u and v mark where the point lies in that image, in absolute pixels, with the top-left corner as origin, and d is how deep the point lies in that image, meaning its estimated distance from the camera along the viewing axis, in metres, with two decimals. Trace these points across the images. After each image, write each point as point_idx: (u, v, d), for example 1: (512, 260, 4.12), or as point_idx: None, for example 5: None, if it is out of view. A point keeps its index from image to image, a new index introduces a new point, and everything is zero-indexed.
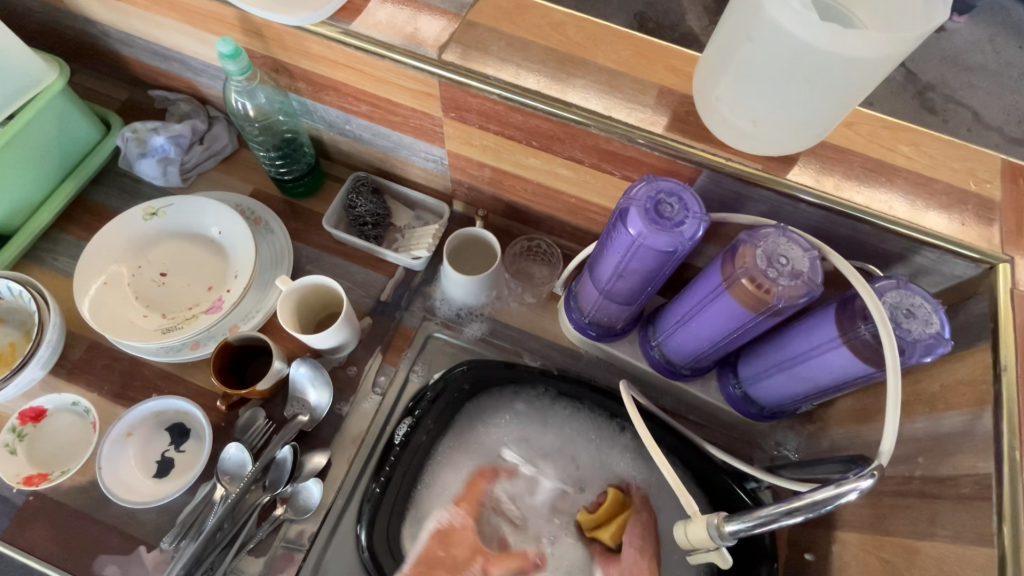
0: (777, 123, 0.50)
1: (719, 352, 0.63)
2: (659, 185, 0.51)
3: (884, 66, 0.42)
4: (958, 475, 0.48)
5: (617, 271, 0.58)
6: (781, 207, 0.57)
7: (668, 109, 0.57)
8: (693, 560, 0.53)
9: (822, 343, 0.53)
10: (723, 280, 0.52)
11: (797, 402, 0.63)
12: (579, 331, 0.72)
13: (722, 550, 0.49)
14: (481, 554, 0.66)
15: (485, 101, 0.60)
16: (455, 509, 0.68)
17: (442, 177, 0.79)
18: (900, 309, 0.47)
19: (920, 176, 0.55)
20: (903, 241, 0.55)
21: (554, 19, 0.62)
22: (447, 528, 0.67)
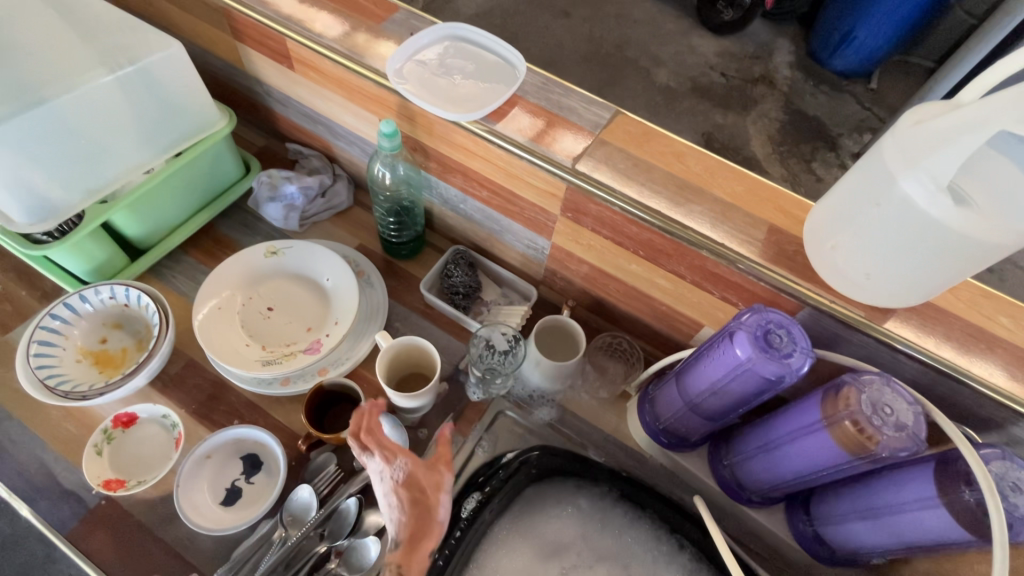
0: (889, 280, 0.53)
1: (798, 486, 0.63)
2: (769, 315, 0.55)
3: (1004, 251, 0.46)
4: None
5: (711, 388, 0.60)
6: (876, 354, 0.60)
7: (777, 245, 0.62)
8: None
9: (916, 500, 0.53)
10: (823, 417, 0.54)
11: (873, 555, 0.61)
12: (651, 436, 0.73)
13: None
14: (440, 462, 0.62)
15: (604, 210, 0.66)
16: (392, 463, 0.60)
17: (537, 263, 0.84)
18: (1006, 481, 0.48)
19: (1019, 349, 0.57)
20: (1002, 410, 0.55)
21: (675, 148, 0.69)
22: (404, 481, 0.60)
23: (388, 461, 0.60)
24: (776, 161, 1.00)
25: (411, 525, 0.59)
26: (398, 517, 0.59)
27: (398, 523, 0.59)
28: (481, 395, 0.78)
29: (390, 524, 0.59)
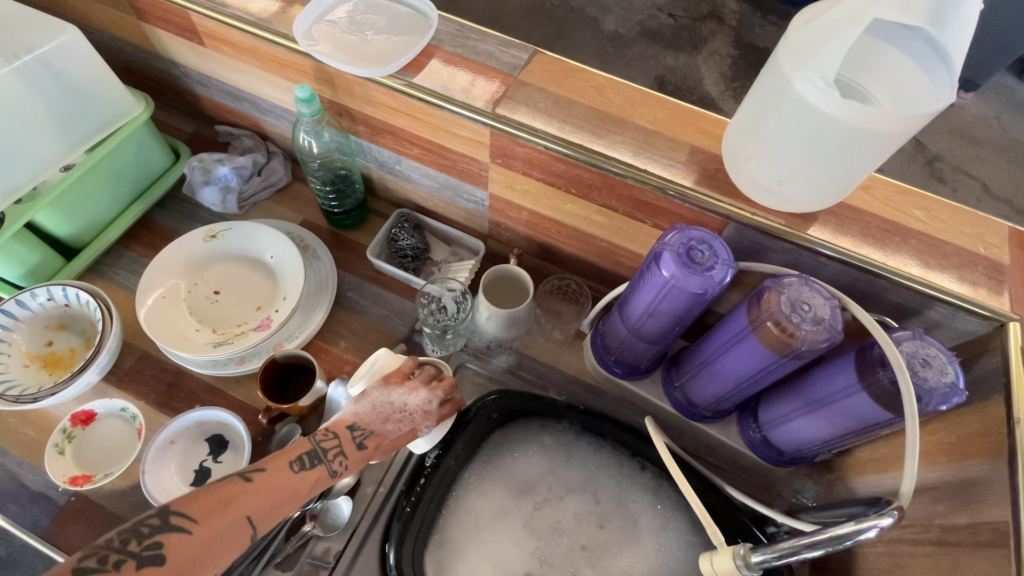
0: (800, 183, 0.55)
1: (744, 393, 0.66)
2: (691, 233, 0.56)
3: (897, 138, 0.48)
4: (977, 523, 0.49)
5: (648, 311, 0.62)
6: (802, 260, 0.61)
7: (699, 165, 0.63)
8: None
9: (842, 389, 0.56)
10: (749, 322, 0.56)
11: (816, 449, 0.65)
12: (605, 368, 0.76)
13: None
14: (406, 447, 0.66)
15: (530, 151, 0.67)
16: (426, 417, 0.65)
17: (481, 217, 0.85)
18: (916, 358, 0.51)
19: (932, 238, 0.60)
20: (918, 297, 0.58)
21: (596, 82, 0.69)
22: (408, 421, 0.64)
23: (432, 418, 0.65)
24: (730, 98, 0.99)
25: (387, 442, 0.63)
26: (372, 417, 0.63)
27: (367, 417, 0.63)
28: (441, 352, 0.81)
29: (365, 405, 0.64)
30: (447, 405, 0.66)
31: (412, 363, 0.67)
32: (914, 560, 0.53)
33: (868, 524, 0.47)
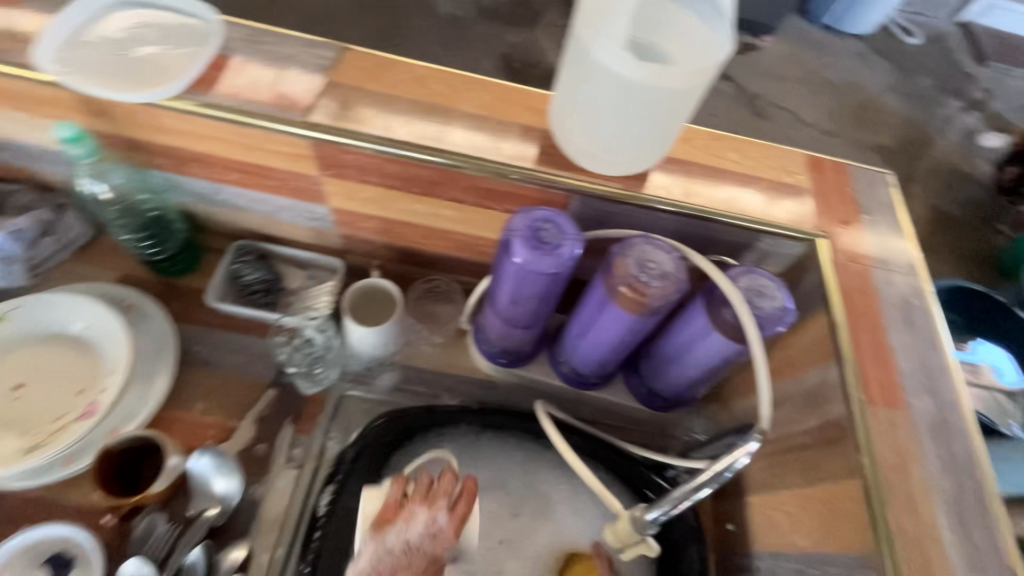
0: (623, 147, 0.56)
1: (621, 356, 0.68)
2: (534, 215, 0.55)
3: (693, 92, 0.50)
4: (824, 423, 0.55)
5: (513, 299, 0.61)
6: (644, 219, 0.64)
7: (533, 143, 0.63)
8: (626, 556, 0.60)
9: (699, 331, 0.59)
10: (606, 290, 0.57)
11: (693, 388, 0.69)
12: (492, 360, 0.76)
13: (647, 540, 0.57)
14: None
15: (359, 156, 0.62)
16: (444, 530, 0.57)
17: (329, 233, 0.78)
18: (751, 290, 0.55)
19: (748, 177, 0.65)
20: (745, 233, 0.63)
21: (415, 73, 0.65)
22: (422, 551, 0.55)
23: (452, 529, 0.57)
24: None
25: None
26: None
27: None
28: (317, 387, 0.74)
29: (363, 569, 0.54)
30: (461, 507, 0.58)
31: (399, 490, 0.59)
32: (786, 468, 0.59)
33: (736, 457, 0.50)
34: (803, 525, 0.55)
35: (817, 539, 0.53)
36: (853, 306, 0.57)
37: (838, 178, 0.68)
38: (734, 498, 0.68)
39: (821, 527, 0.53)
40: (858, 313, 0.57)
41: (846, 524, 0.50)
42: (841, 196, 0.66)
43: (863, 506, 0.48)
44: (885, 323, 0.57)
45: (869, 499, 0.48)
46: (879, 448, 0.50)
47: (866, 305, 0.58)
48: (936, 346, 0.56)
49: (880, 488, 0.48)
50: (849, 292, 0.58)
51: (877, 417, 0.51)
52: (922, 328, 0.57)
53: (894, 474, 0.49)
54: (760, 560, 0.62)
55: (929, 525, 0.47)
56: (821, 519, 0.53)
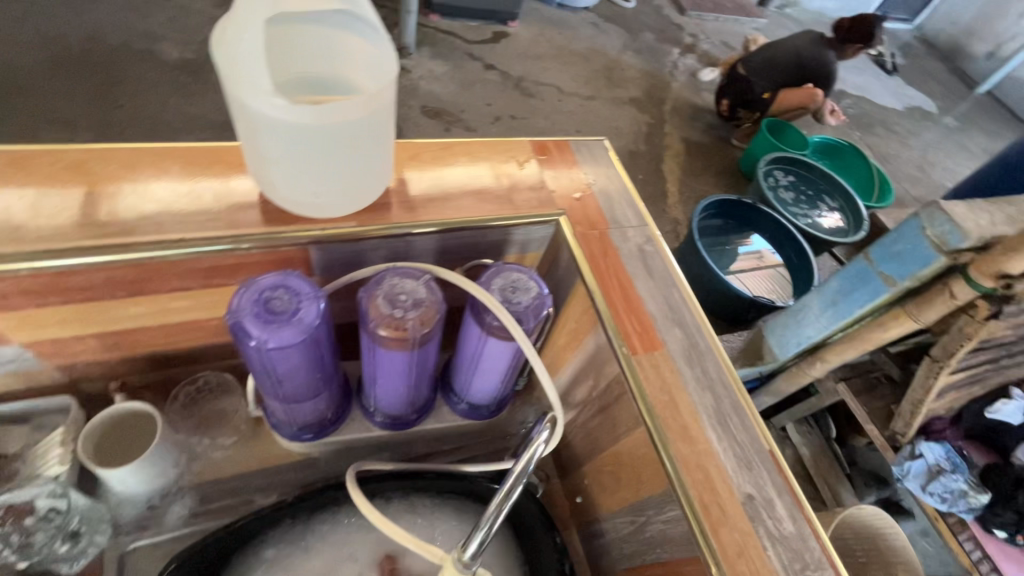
0: (333, 186, 0.54)
1: (426, 382, 0.67)
2: (258, 285, 0.49)
3: (370, 119, 0.49)
4: (610, 382, 0.60)
5: (278, 378, 0.54)
6: (396, 248, 0.62)
7: (246, 206, 0.57)
8: None
9: (480, 340, 0.60)
10: (369, 336, 0.54)
11: (505, 388, 0.70)
12: (297, 441, 0.67)
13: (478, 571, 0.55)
14: None
15: (18, 281, 0.50)
16: None
17: (40, 370, 0.61)
18: (506, 288, 0.56)
19: (482, 178, 0.67)
20: (498, 230, 0.65)
21: (66, 158, 0.56)
22: None
23: None
24: None
25: None
26: None
27: None
28: (79, 564, 0.58)
29: None
30: None
31: None
32: (600, 431, 0.64)
33: (534, 446, 0.54)
34: (624, 480, 0.59)
35: (636, 488, 0.57)
36: (601, 270, 0.62)
37: (562, 155, 0.73)
38: (575, 472, 0.71)
39: (634, 476, 0.57)
40: (606, 275, 0.62)
41: (647, 468, 0.55)
42: (569, 171, 0.71)
43: (652, 449, 0.53)
44: (630, 277, 0.63)
45: (655, 441, 0.52)
46: (650, 392, 0.54)
47: (611, 266, 0.63)
48: (673, 283, 0.64)
49: (660, 427, 0.52)
50: (594, 257, 0.63)
51: (643, 364, 0.56)
52: (659, 271, 0.64)
53: (668, 410, 0.54)
54: (607, 524, 0.65)
55: (703, 443, 0.52)
56: (632, 469, 0.57)
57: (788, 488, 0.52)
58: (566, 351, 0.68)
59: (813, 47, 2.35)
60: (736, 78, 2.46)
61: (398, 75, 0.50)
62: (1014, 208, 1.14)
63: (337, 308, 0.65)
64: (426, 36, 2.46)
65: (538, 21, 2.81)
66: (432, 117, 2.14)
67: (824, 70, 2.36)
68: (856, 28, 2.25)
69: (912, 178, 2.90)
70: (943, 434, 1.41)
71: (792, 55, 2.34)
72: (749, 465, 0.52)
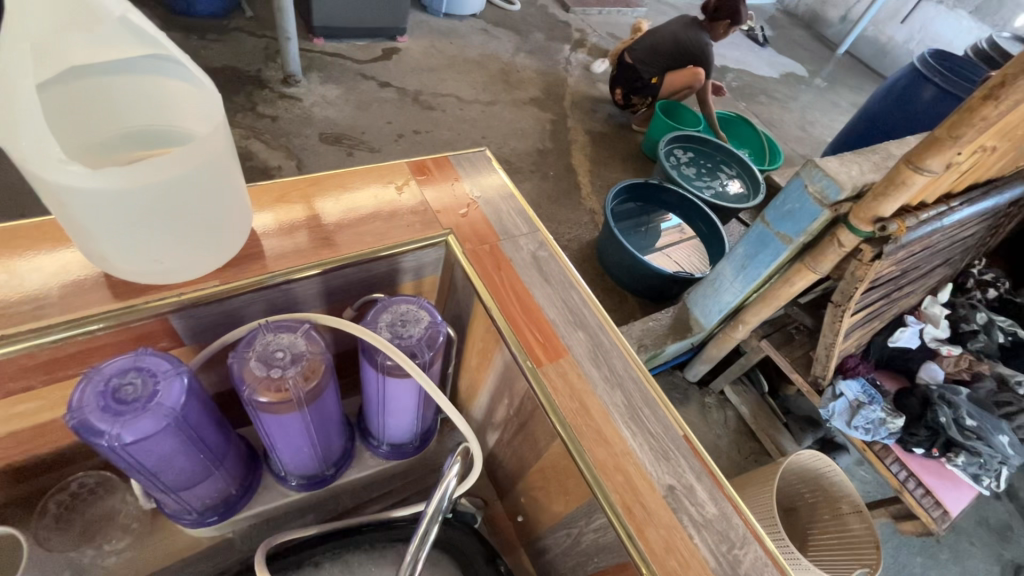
0: (178, 248, 0.48)
1: (335, 433, 0.62)
2: (101, 374, 0.43)
3: (201, 170, 0.45)
4: (523, 397, 0.58)
5: (153, 469, 0.49)
6: (275, 298, 0.57)
7: (85, 284, 0.50)
8: None
9: (380, 380, 0.56)
10: (250, 403, 0.49)
11: (425, 421, 0.67)
12: (201, 526, 0.60)
13: None
14: None
15: None
16: None
17: None
18: (395, 323, 0.53)
19: (360, 209, 0.64)
20: (385, 261, 0.61)
21: None
22: None
23: None
24: None
25: None
26: None
27: None
28: None
29: None
30: None
31: None
32: (524, 447, 0.62)
33: (445, 482, 0.54)
34: (556, 493, 0.58)
35: (566, 500, 0.56)
36: (496, 284, 0.60)
37: (443, 173, 0.71)
38: (511, 492, 0.69)
39: (562, 489, 0.56)
40: (502, 288, 0.60)
41: (571, 478, 0.54)
42: (452, 188, 0.70)
43: (572, 460, 0.52)
44: (526, 286, 0.61)
45: (571, 452, 0.51)
46: (560, 401, 0.53)
47: (507, 278, 0.61)
48: (571, 285, 0.64)
49: (573, 436, 0.51)
50: (488, 272, 0.61)
51: (549, 374, 0.55)
52: (556, 275, 0.64)
53: (581, 417, 0.53)
54: (548, 539, 0.63)
55: (618, 444, 0.52)
56: (559, 481, 0.56)
57: (706, 471, 0.52)
58: (479, 372, 0.66)
59: (688, 30, 2.45)
60: (624, 67, 2.56)
61: (226, 119, 0.46)
62: (877, 156, 1.25)
63: (221, 374, 0.60)
64: (312, 61, 2.37)
65: (427, 33, 2.78)
66: (330, 143, 2.06)
67: (703, 49, 2.45)
68: (721, 5, 2.37)
69: (797, 138, 3.14)
70: (858, 370, 1.49)
71: (671, 40, 2.47)
72: (666, 456, 0.52)
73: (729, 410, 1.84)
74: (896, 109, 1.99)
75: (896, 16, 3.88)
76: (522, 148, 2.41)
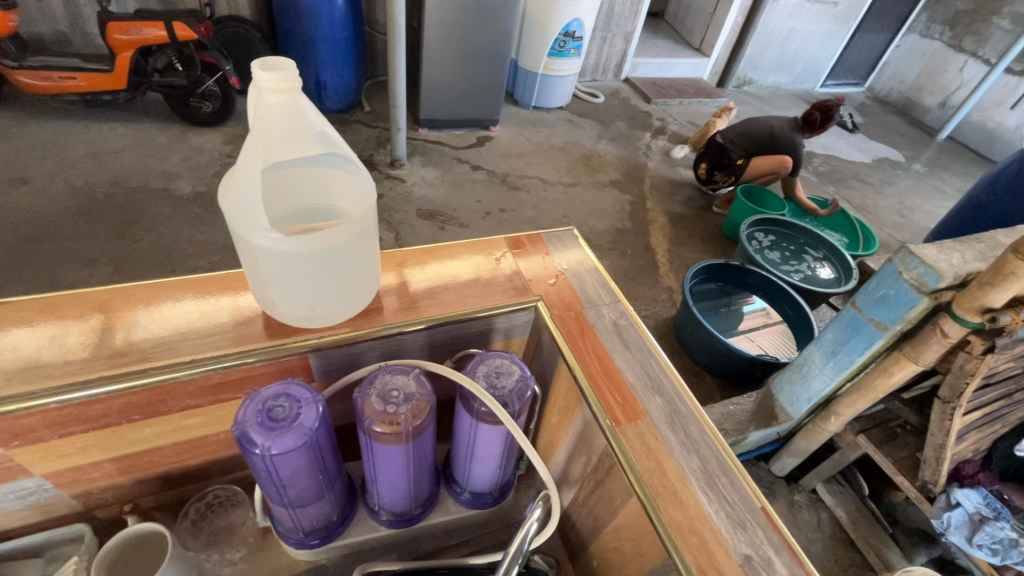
0: (326, 301, 0.60)
1: (427, 474, 0.69)
2: (262, 395, 0.54)
3: (352, 241, 0.57)
4: (600, 455, 0.62)
5: (283, 483, 0.58)
6: (388, 347, 0.67)
7: (249, 325, 0.63)
8: None
9: (472, 426, 0.63)
10: (367, 434, 0.58)
11: (506, 472, 0.72)
12: (305, 548, 0.67)
13: None
14: None
15: (44, 414, 0.54)
16: None
17: (58, 500, 0.64)
18: (490, 374, 0.60)
19: (463, 275, 0.74)
20: (482, 321, 0.70)
21: (91, 300, 0.63)
22: None
23: None
24: None
25: None
26: None
27: None
28: None
29: None
30: None
31: None
32: (599, 506, 0.65)
33: (527, 525, 0.57)
34: (630, 555, 0.60)
35: (642, 561, 0.57)
36: (578, 347, 0.67)
37: (535, 247, 0.81)
38: (584, 553, 0.71)
39: (637, 550, 0.58)
40: (585, 351, 0.66)
41: (647, 539, 0.56)
42: (542, 260, 0.79)
43: (649, 519, 0.54)
44: (607, 351, 0.67)
45: (648, 510, 0.53)
46: (637, 460, 0.56)
47: (589, 343, 0.67)
48: (650, 352, 0.68)
49: (649, 495, 0.54)
50: (572, 337, 0.68)
51: (627, 433, 0.59)
52: (635, 343, 0.69)
53: (656, 478, 0.55)
54: None
55: (693, 507, 0.54)
56: (634, 543, 0.58)
57: (785, 545, 0.53)
58: (559, 429, 0.71)
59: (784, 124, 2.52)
60: (714, 145, 2.65)
61: (376, 203, 0.59)
62: (981, 245, 1.20)
63: (338, 409, 0.70)
64: (416, 147, 2.70)
65: (518, 124, 3.08)
66: (426, 218, 2.29)
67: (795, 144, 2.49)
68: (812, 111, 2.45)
69: (894, 224, 3.00)
70: (978, 479, 1.33)
71: (766, 130, 2.51)
72: (743, 525, 0.53)
73: (823, 511, 1.69)
74: (1006, 196, 1.89)
75: (1004, 102, 3.71)
76: (601, 226, 2.52)
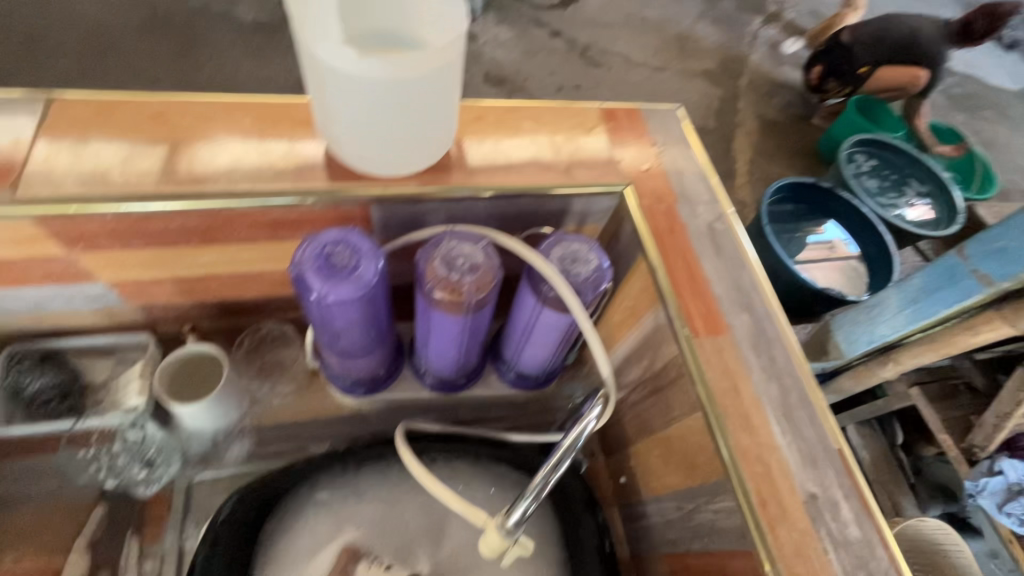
0: (397, 146, 0.54)
1: (477, 349, 0.67)
2: (322, 238, 0.50)
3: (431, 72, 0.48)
4: (666, 363, 0.57)
5: (336, 331, 0.56)
6: (454, 212, 0.61)
7: (309, 162, 0.58)
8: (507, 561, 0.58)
9: (534, 309, 0.59)
10: (425, 298, 0.54)
11: (556, 361, 0.69)
12: (350, 393, 0.69)
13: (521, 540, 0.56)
14: None
15: (104, 222, 0.53)
16: None
17: (124, 309, 0.65)
18: (565, 259, 0.54)
19: (545, 145, 0.64)
20: (560, 199, 0.62)
21: (148, 109, 0.58)
22: None
23: None
24: None
25: None
26: None
27: None
28: (157, 486, 0.67)
29: None
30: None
31: None
32: (650, 411, 0.62)
33: (584, 422, 0.54)
34: (674, 464, 0.58)
35: (688, 473, 0.56)
36: (664, 245, 0.59)
37: (632, 123, 0.69)
38: (620, 451, 0.70)
39: (685, 462, 0.56)
40: (671, 251, 0.59)
41: (702, 456, 0.53)
42: (637, 141, 0.67)
43: (711, 438, 0.51)
44: (697, 255, 0.59)
45: (714, 430, 0.50)
46: (711, 377, 0.52)
47: (678, 244, 0.59)
48: (745, 264, 0.60)
49: (718, 415, 0.50)
50: (659, 234, 0.60)
51: (704, 347, 0.53)
52: (730, 251, 0.60)
53: (727, 399, 0.51)
54: (650, 506, 0.64)
55: (763, 435, 0.49)
56: (683, 455, 0.56)
57: (855, 491, 0.48)
58: (621, 329, 0.66)
59: (932, 27, 2.07)
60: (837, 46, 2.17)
61: (465, 31, 0.49)
62: None
63: (393, 268, 0.66)
64: None
65: None
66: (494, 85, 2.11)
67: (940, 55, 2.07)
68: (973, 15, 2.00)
69: None
70: None
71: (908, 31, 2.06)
72: (813, 463, 0.49)
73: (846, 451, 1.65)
74: None
75: None
76: None
